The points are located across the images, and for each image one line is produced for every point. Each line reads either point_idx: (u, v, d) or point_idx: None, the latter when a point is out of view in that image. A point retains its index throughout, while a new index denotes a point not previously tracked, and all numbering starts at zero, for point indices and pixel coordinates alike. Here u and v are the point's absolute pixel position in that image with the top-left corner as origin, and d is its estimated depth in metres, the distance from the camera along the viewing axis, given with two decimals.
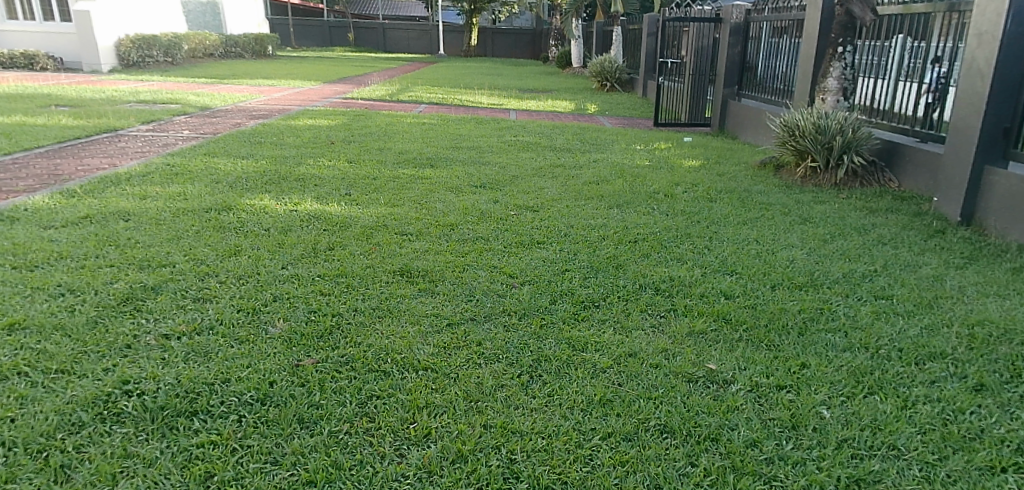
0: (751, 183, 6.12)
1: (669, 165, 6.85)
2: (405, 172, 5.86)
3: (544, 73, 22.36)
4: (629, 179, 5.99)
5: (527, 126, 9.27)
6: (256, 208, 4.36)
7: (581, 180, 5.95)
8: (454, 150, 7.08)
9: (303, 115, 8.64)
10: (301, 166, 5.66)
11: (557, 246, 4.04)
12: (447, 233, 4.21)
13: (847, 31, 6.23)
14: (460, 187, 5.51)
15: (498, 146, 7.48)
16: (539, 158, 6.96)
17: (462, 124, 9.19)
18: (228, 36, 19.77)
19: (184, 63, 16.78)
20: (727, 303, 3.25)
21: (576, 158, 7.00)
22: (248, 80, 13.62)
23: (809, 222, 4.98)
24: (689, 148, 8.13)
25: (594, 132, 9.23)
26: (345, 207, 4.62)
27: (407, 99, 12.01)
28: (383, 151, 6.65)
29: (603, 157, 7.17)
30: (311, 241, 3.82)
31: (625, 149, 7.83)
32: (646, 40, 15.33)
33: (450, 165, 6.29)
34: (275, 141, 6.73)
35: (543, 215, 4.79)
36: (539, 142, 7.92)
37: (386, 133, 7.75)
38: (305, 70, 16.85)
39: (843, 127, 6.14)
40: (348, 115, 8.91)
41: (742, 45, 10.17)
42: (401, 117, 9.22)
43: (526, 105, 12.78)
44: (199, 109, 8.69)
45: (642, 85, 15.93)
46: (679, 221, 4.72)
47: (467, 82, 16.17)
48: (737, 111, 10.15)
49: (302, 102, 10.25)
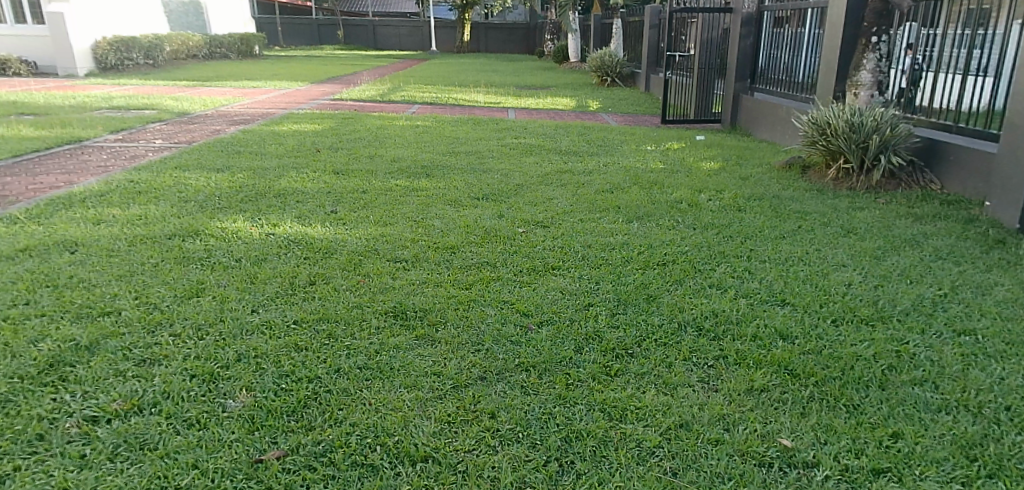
0: (779, 189, 5.58)
1: (686, 169, 6.31)
2: (398, 182, 5.32)
3: (540, 68, 21.82)
4: (645, 186, 5.45)
5: (527, 127, 8.73)
6: (228, 233, 3.82)
7: (593, 188, 5.41)
8: (451, 155, 6.54)
9: (288, 120, 8.10)
10: (282, 179, 5.13)
11: (576, 273, 3.49)
12: (448, 258, 3.67)
13: (882, 19, 5.77)
14: (459, 200, 4.97)
15: (498, 150, 6.95)
16: (543, 163, 6.43)
17: (459, 125, 8.66)
18: (213, 36, 19.20)
19: (167, 65, 16.22)
20: (786, 347, 2.70)
21: (584, 162, 6.47)
22: (232, 82, 13.07)
23: (852, 233, 4.44)
24: (704, 148, 7.58)
25: (599, 131, 8.69)
26: (330, 228, 4.08)
27: (400, 99, 11.47)
28: (374, 159, 6.11)
29: (613, 160, 6.63)
30: (289, 275, 3.26)
31: (635, 151, 7.29)
32: (648, 33, 14.76)
33: (446, 174, 5.75)
34: (255, 150, 6.20)
35: (555, 231, 4.25)
36: (542, 144, 7.37)
37: (377, 138, 7.22)
38: (293, 71, 16.31)
39: (879, 124, 5.62)
40: (337, 119, 8.37)
41: (754, 37, 9.58)
42: (392, 120, 8.68)
43: (525, 103, 12.24)
44: (177, 115, 8.18)
45: (644, 80, 15.38)
46: (708, 236, 4.19)
47: (462, 79, 15.61)
48: (751, 106, 9.57)
49: (288, 105, 9.70)
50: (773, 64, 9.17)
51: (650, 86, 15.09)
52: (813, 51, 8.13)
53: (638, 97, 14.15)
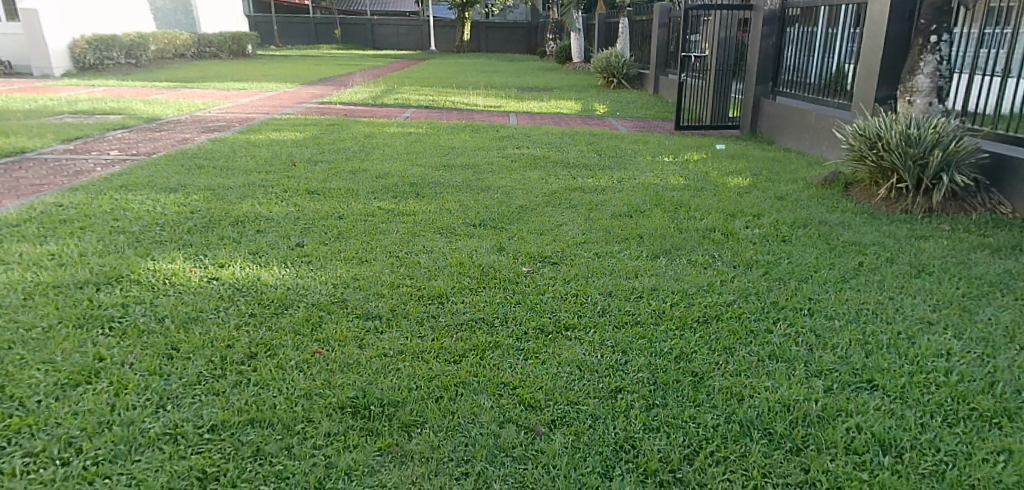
0: (825, 212, 4.81)
1: (713, 186, 5.54)
2: (380, 205, 4.58)
3: (541, 69, 21.07)
4: (669, 208, 4.69)
5: (531, 134, 7.98)
6: (158, 277, 3.05)
7: (609, 211, 4.65)
8: (445, 170, 5.80)
9: (268, 127, 7.42)
10: (242, 202, 4.37)
11: (595, 336, 2.71)
12: (432, 313, 2.90)
13: (942, 15, 4.94)
14: (450, 227, 4.22)
15: (498, 163, 6.20)
16: (549, 179, 5.68)
17: (456, 132, 7.92)
18: (202, 35, 18.51)
19: (150, 65, 15.51)
20: (892, 471, 1.99)
21: (595, 178, 5.71)
22: (216, 83, 12.32)
23: (926, 273, 3.68)
24: (728, 159, 6.81)
25: (610, 139, 7.92)
26: (291, 269, 3.32)
27: (393, 102, 10.72)
28: (355, 175, 5.38)
29: (628, 175, 5.86)
30: (223, 346, 2.49)
31: (652, 163, 6.52)
32: (658, 32, 14.04)
33: (438, 193, 5.01)
34: (221, 164, 5.45)
35: (568, 272, 3.48)
36: (548, 155, 6.61)
37: (362, 149, 6.50)
38: (283, 71, 15.57)
39: (941, 137, 4.83)
40: (322, 126, 7.66)
41: (776, 36, 8.75)
42: (382, 126, 7.96)
43: (528, 106, 11.51)
44: (145, 121, 7.48)
45: (653, 81, 14.64)
46: (755, 278, 3.42)
47: (460, 80, 14.88)
48: (774, 112, 8.75)
49: (270, 110, 8.99)
50: (797, 66, 8.35)
51: (659, 88, 14.35)
52: (844, 52, 7.31)
53: (647, 100, 13.40)
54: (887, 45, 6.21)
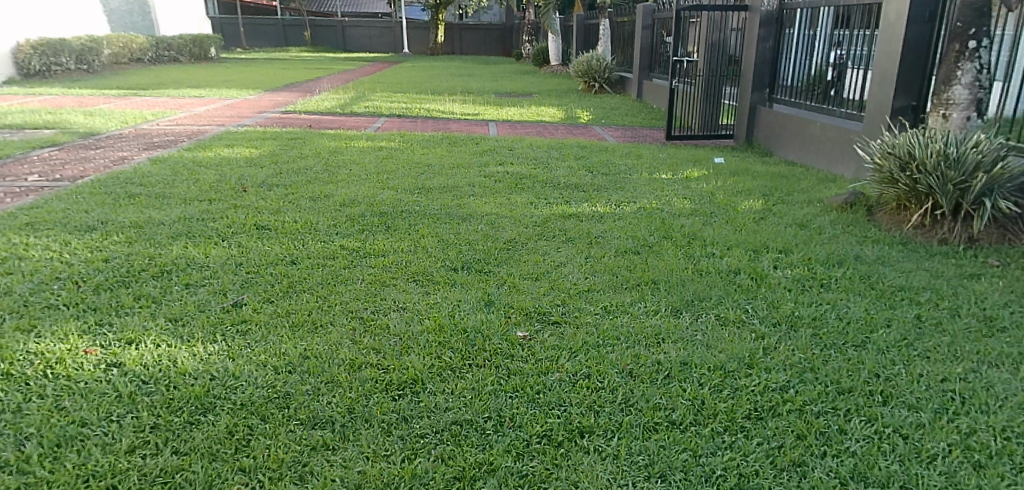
0: (857, 244, 4.18)
1: (723, 211, 4.91)
2: (341, 243, 3.87)
3: (518, 72, 20.42)
4: (679, 242, 4.04)
5: (514, 147, 7.33)
6: (37, 367, 2.37)
7: (611, 247, 3.98)
8: (420, 194, 5.12)
9: (219, 143, 6.71)
10: (174, 244, 3.66)
11: (620, 448, 2.07)
12: (404, 413, 2.21)
13: (981, 17, 4.34)
14: (425, 273, 3.53)
15: (478, 185, 5.54)
16: (537, 204, 5.02)
17: (432, 146, 7.22)
18: (161, 37, 17.61)
19: (104, 71, 14.65)
20: None
21: (590, 202, 5.06)
22: (171, 91, 11.51)
23: (1001, 327, 3.02)
24: (732, 176, 6.17)
25: (599, 152, 7.28)
26: (222, 345, 2.61)
27: (364, 110, 9.99)
28: (313, 203, 4.68)
29: (625, 198, 5.23)
30: (102, 489, 1.85)
31: (650, 182, 5.88)
32: (641, 34, 13.58)
33: (411, 224, 4.33)
34: (157, 192, 4.73)
35: (573, 338, 2.79)
36: (533, 173, 5.97)
37: (326, 169, 5.79)
38: (246, 76, 14.75)
39: (984, 156, 4.19)
40: (282, 141, 6.93)
41: (774, 39, 8.12)
42: (349, 140, 7.24)
43: (508, 113, 10.86)
44: (79, 139, 6.75)
45: (636, 86, 14.07)
46: (803, 343, 2.76)
47: (435, 85, 14.18)
48: (772, 121, 8.14)
49: (224, 123, 8.27)
50: (798, 71, 7.74)
51: (644, 92, 13.78)
52: (852, 58, 6.70)
53: (631, 106, 12.81)
54: (906, 51, 5.60)
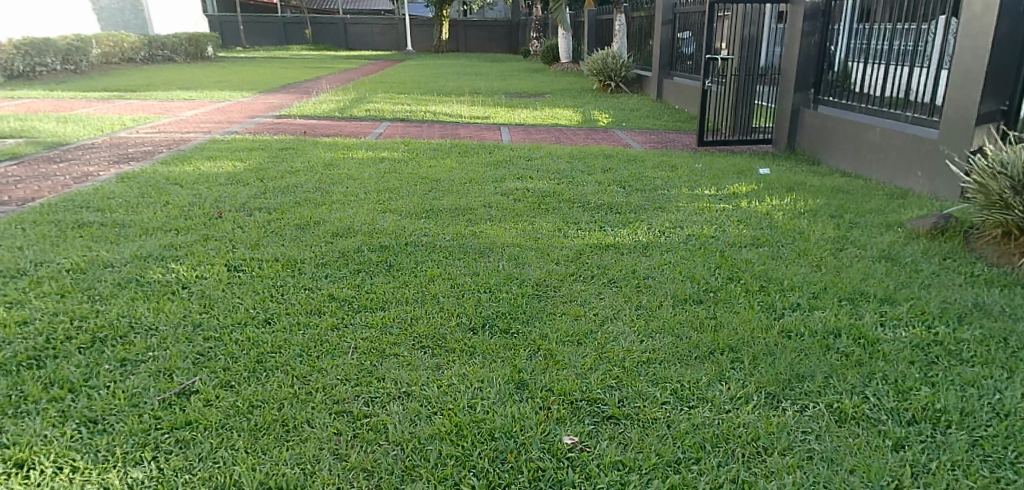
0: (968, 287, 3.40)
1: (789, 240, 4.14)
2: (330, 292, 3.12)
3: (527, 70, 19.66)
4: (750, 287, 3.27)
5: (531, 157, 6.57)
6: None
7: (665, 294, 3.22)
8: (425, 220, 4.38)
9: (200, 156, 6.00)
10: (118, 294, 2.91)
11: None
12: None
13: None
14: (436, 335, 2.77)
15: (493, 206, 4.79)
16: (566, 231, 4.26)
17: (439, 156, 6.48)
18: (155, 36, 16.95)
19: (93, 72, 14.02)
20: None
21: (628, 229, 4.30)
22: (160, 94, 10.82)
23: None
24: (787, 192, 5.40)
25: (628, 162, 6.51)
26: (147, 467, 1.89)
27: (365, 114, 9.27)
28: (298, 235, 3.93)
29: (668, 223, 4.46)
30: None
31: (693, 201, 5.11)
32: (661, 30, 12.76)
33: (418, 262, 3.58)
34: (115, 219, 4.01)
35: (642, 448, 2.05)
36: (554, 190, 5.22)
37: (318, 187, 5.06)
38: (242, 77, 14.06)
39: None
40: (272, 154, 6.21)
41: (820, 34, 7.31)
42: (345, 151, 6.53)
43: (521, 116, 10.10)
44: (43, 151, 6.04)
45: (656, 85, 13.22)
46: (963, 461, 2.01)
47: (441, 85, 13.44)
48: (819, 124, 7.34)
49: (209, 131, 7.54)
50: (848, 69, 6.94)
51: (664, 92, 12.97)
52: (921, 55, 5.91)
53: (651, 107, 12.01)
54: (996, 48, 4.86)
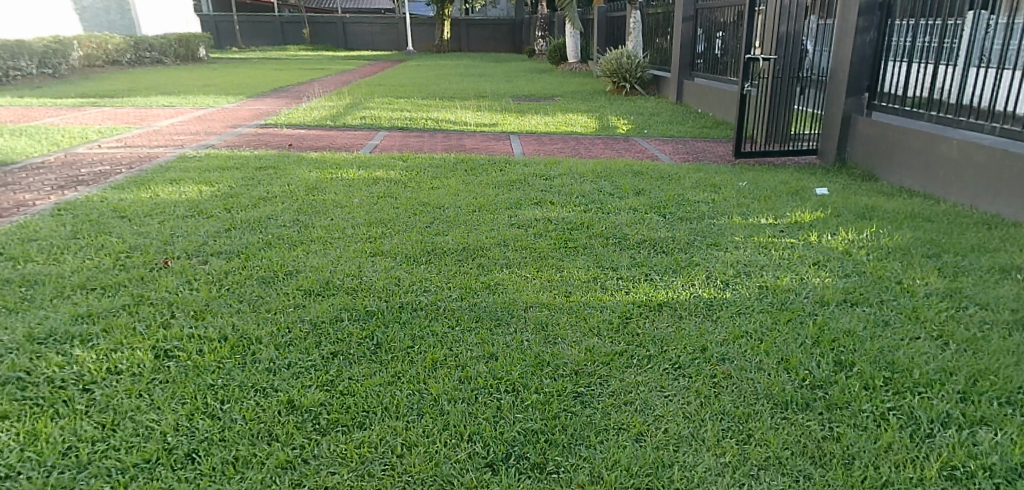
0: None
1: (890, 295, 3.24)
2: (290, 394, 2.23)
3: (533, 71, 18.76)
4: (871, 381, 2.38)
5: (548, 175, 5.70)
6: None
7: (755, 394, 2.33)
8: (424, 268, 3.51)
9: (161, 178, 5.15)
10: None
11: None
12: None
13: None
14: (438, 478, 1.91)
15: (509, 245, 3.91)
16: (602, 281, 3.39)
17: (442, 174, 5.62)
18: (141, 37, 16.10)
19: (72, 76, 13.16)
20: None
21: (681, 278, 3.42)
22: (138, 100, 9.96)
23: None
24: (860, 221, 4.50)
25: (661, 181, 5.62)
26: None
27: (359, 121, 8.40)
28: (259, 296, 3.05)
29: (730, 268, 3.56)
30: None
31: (751, 233, 4.21)
32: (680, 27, 11.79)
33: (415, 336, 2.69)
34: (25, 275, 3.14)
35: None
36: (579, 221, 4.35)
37: (295, 221, 4.21)
38: (231, 80, 13.19)
39: None
40: (247, 174, 5.35)
41: (877, 30, 6.38)
42: (333, 170, 5.66)
43: (532, 122, 9.21)
44: None
45: (675, 86, 12.28)
46: None
47: (443, 88, 12.56)
48: (875, 134, 6.43)
49: (180, 145, 6.68)
50: (912, 72, 6.02)
51: (684, 94, 12.04)
52: (1014, 57, 5.01)
53: (672, 111, 11.10)
54: None
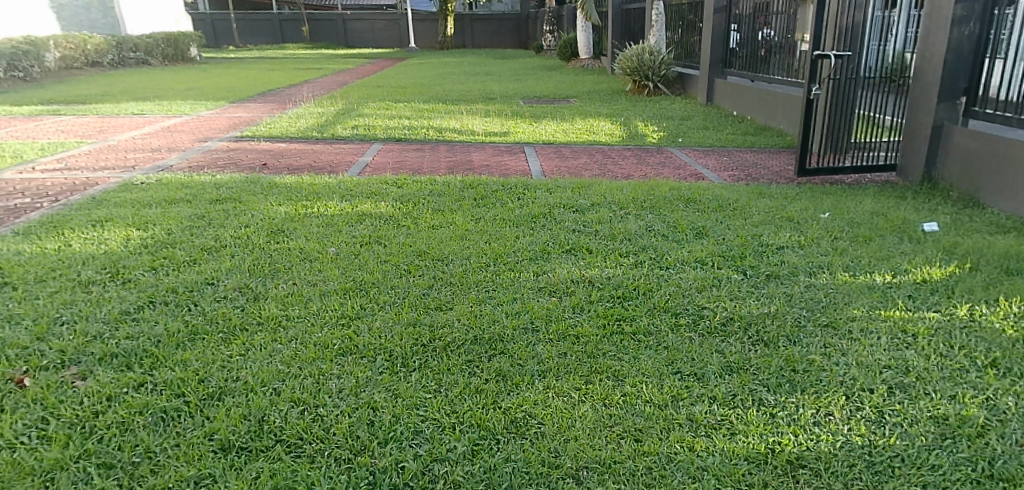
0: None
1: None
2: None
3: (544, 68, 17.52)
4: None
5: (577, 205, 4.51)
6: None
7: None
8: (415, 382, 2.32)
9: (83, 217, 4.00)
10: None
11: None
12: None
13: None
14: None
15: (538, 331, 2.71)
16: (688, 406, 2.22)
17: (443, 206, 4.43)
18: (124, 37, 14.99)
19: (44, 79, 12.01)
20: None
21: (806, 401, 2.24)
22: (104, 107, 8.82)
23: None
24: (1015, 280, 3.28)
25: (723, 213, 4.41)
26: None
27: (349, 130, 7.23)
28: (148, 459, 1.93)
29: (875, 379, 2.36)
30: None
31: (876, 303, 3.01)
32: (712, 18, 10.47)
33: None
34: None
35: None
36: (629, 283, 3.16)
37: (240, 289, 3.04)
38: (217, 82, 12.06)
39: None
40: (197, 210, 4.18)
41: (980, 20, 5.10)
42: (308, 201, 4.48)
43: (549, 130, 8.01)
44: None
45: (704, 85, 10.97)
46: None
47: (448, 89, 11.37)
48: (976, 148, 5.14)
49: (130, 166, 5.54)
50: None
51: (715, 93, 10.78)
52: None
53: (705, 113, 9.86)
54: None
